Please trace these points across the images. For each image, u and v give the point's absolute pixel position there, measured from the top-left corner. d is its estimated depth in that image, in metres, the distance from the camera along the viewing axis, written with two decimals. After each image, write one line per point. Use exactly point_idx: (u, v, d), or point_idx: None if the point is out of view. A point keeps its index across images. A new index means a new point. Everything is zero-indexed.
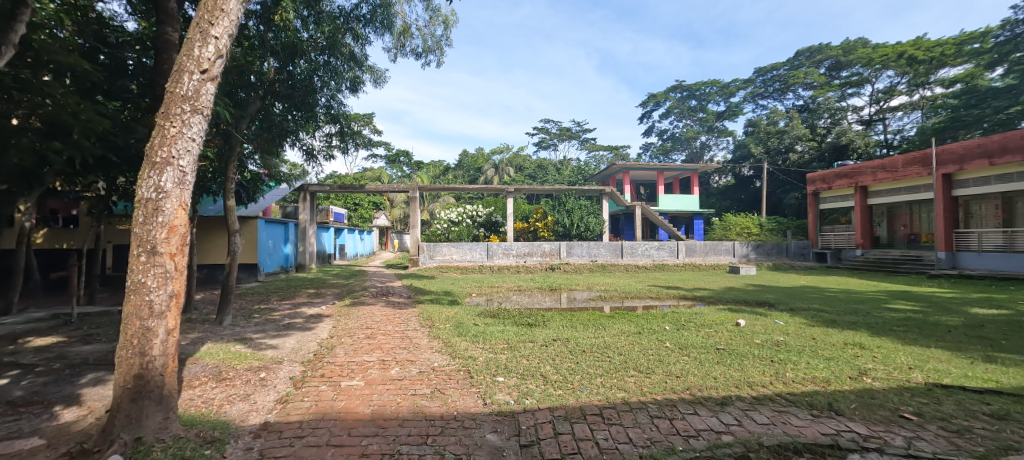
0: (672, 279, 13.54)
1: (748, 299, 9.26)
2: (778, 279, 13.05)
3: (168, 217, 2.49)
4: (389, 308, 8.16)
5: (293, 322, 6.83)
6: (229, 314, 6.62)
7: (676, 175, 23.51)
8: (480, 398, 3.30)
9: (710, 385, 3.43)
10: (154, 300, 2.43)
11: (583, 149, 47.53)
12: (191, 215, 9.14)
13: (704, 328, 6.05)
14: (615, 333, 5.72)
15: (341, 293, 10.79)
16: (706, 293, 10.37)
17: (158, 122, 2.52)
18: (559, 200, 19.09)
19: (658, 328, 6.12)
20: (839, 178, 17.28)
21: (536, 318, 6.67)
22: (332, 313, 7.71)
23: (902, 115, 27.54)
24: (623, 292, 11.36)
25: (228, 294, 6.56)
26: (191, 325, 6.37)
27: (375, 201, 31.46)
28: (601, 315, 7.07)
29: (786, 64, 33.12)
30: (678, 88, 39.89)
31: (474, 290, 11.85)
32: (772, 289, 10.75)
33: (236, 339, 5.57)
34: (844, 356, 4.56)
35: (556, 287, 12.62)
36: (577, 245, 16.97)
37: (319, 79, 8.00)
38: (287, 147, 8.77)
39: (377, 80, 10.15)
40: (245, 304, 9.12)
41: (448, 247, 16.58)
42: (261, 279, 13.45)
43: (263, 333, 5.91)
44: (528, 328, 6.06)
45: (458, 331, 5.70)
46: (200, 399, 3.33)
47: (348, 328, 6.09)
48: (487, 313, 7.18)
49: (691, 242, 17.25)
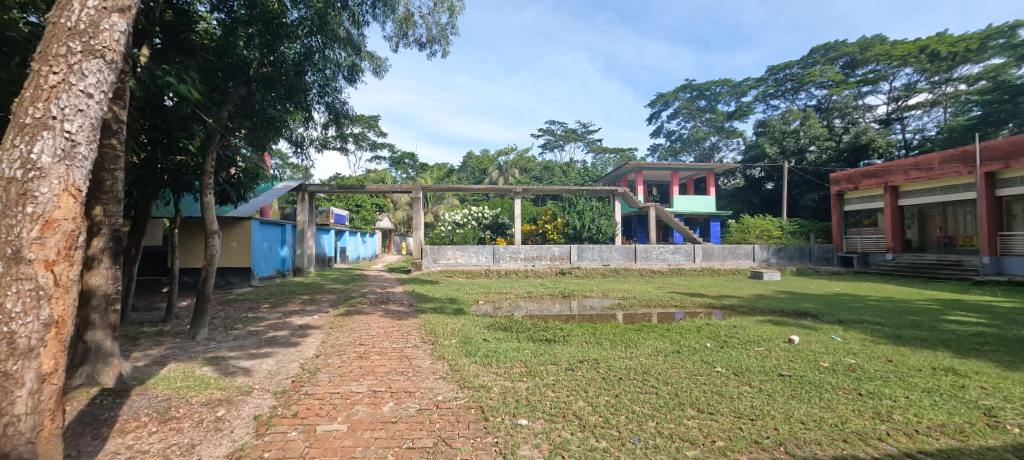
0: (693, 285, 12.64)
1: (785, 309, 8.35)
2: (809, 285, 12.10)
3: (43, 206, 1.66)
4: (388, 318, 7.34)
5: (278, 335, 6.02)
6: (206, 327, 5.82)
7: (690, 175, 22.55)
8: (499, 454, 2.45)
9: (808, 438, 2.59)
10: (15, 332, 1.60)
11: (589, 150, 46.69)
12: (178, 215, 8.41)
13: (752, 346, 5.20)
14: (650, 353, 4.90)
15: (337, 300, 9.99)
16: (736, 302, 9.47)
17: (31, 67, 1.72)
18: (569, 202, 18.22)
19: (698, 345, 5.29)
20: (867, 178, 16.37)
21: (555, 332, 5.82)
22: (325, 324, 6.89)
23: (922, 113, 26.47)
24: (642, 299, 10.50)
25: (205, 303, 5.77)
26: (160, 339, 5.57)
27: (377, 202, 30.83)
28: (630, 328, 6.23)
29: (800, 62, 32.07)
30: (687, 87, 39.03)
31: (480, 297, 11.02)
32: (807, 297, 9.82)
33: (207, 358, 4.76)
34: (946, 388, 3.69)
35: (569, 294, 11.78)
36: (588, 249, 16.11)
37: (312, 64, 7.23)
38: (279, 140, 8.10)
39: (377, 69, 9.39)
40: (232, 313, 8.34)
41: (453, 250, 15.78)
42: (255, 284, 12.71)
43: (240, 351, 5.10)
44: (547, 345, 5.21)
45: (465, 348, 4.86)
46: (127, 453, 2.49)
47: (339, 344, 5.25)
48: (498, 326, 6.35)
49: (709, 245, 16.33)
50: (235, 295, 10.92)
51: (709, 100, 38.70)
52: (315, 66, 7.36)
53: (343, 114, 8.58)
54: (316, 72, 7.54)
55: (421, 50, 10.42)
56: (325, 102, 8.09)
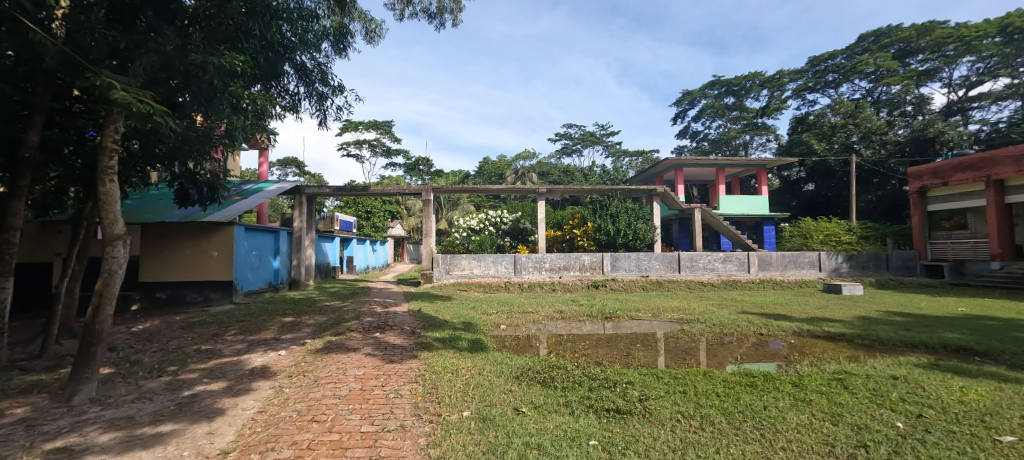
0: (762, 301, 10.28)
1: (926, 340, 5.99)
2: (916, 303, 9.61)
3: None
4: (377, 356, 5.32)
5: (205, 392, 4.02)
6: (94, 380, 3.93)
7: (735, 173, 20.13)
8: None
9: None
10: None
11: (609, 154, 44.38)
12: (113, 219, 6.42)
13: (1003, 440, 2.85)
14: (811, 447, 2.73)
15: (325, 324, 8.02)
16: (840, 327, 7.15)
17: None
18: (601, 203, 15.97)
19: (887, 428, 3.04)
20: (959, 171, 13.87)
21: (625, 393, 3.76)
22: (287, 367, 4.86)
23: (991, 103, 23.38)
24: (709, 320, 8.19)
25: (93, 345, 3.89)
26: (19, 405, 3.64)
27: (390, 209, 29.44)
28: (741, 383, 4.08)
29: (844, 51, 27.28)
30: (716, 83, 36.53)
31: (500, 319, 8.88)
32: (933, 321, 7.41)
33: (50, 452, 2.78)
34: None
35: (609, 313, 9.50)
36: (623, 257, 13.91)
37: (291, 26, 6.38)
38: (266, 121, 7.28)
39: (370, 33, 7.53)
40: (183, 345, 6.45)
41: (467, 259, 13.78)
42: (238, 300, 10.86)
43: (117, 432, 3.10)
44: (623, 425, 3.07)
45: (486, 440, 2.75)
46: None
47: (279, 421, 3.21)
48: (532, 379, 4.23)
49: (766, 253, 13.97)
50: (207, 316, 9.06)
51: (739, 97, 35.86)
52: (288, 21, 6.27)
53: (322, 83, 7.52)
54: (293, 31, 6.54)
55: (429, 20, 8.57)
56: (295, 64, 6.95)
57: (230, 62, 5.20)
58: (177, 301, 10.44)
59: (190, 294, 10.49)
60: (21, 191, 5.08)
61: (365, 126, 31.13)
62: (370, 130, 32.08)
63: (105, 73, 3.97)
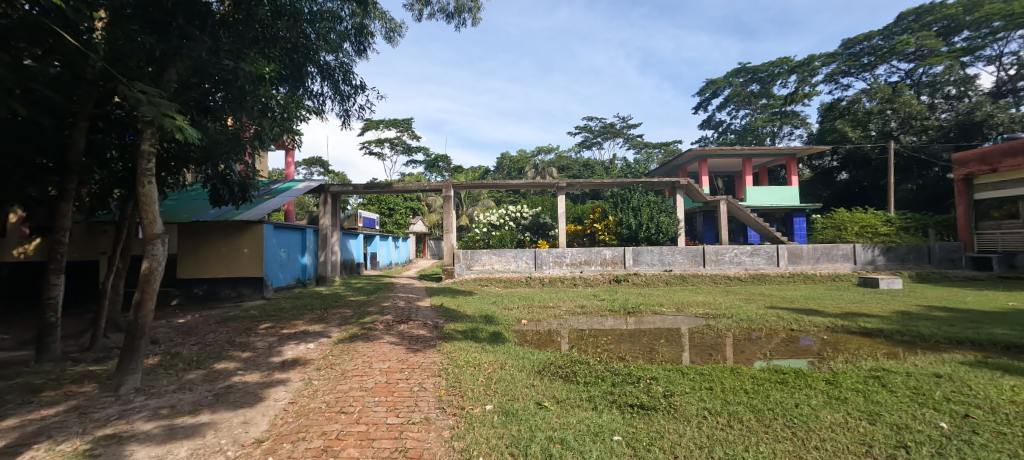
0: (793, 296, 9.92)
1: (972, 336, 5.72)
2: (961, 297, 9.08)
3: None
4: (400, 350, 5.40)
5: (240, 383, 4.18)
6: (139, 372, 4.16)
7: (764, 163, 19.47)
8: None
9: None
10: None
11: (630, 146, 43.71)
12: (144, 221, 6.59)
13: None
14: (847, 447, 2.63)
15: (350, 318, 8.22)
16: (878, 322, 6.84)
17: None
18: (623, 197, 15.74)
19: (929, 429, 2.89)
20: (1010, 157, 13.16)
21: (648, 387, 3.72)
22: (315, 360, 5.01)
23: None
24: (736, 315, 7.98)
25: (137, 338, 4.09)
26: (67, 396, 3.88)
27: (411, 206, 30.07)
28: (771, 379, 3.96)
29: (881, 31, 25.62)
30: (741, 71, 35.31)
31: (521, 314, 8.94)
32: (980, 316, 7.01)
33: (102, 436, 2.99)
34: None
35: (631, 308, 9.40)
36: (646, 251, 13.62)
37: (315, 27, 6.61)
38: (294, 122, 7.54)
39: (388, 33, 7.61)
40: (218, 338, 6.72)
41: (488, 255, 13.81)
42: (268, 296, 11.24)
43: (160, 421, 3.26)
44: (647, 421, 3.03)
45: (509, 436, 2.75)
46: None
47: (309, 412, 3.31)
48: (554, 374, 4.22)
49: (796, 246, 13.46)
50: (239, 310, 9.42)
51: (766, 84, 34.56)
52: (313, 24, 6.49)
53: (344, 83, 7.68)
54: (317, 32, 6.75)
55: (447, 19, 8.59)
56: (319, 64, 7.15)
57: (258, 67, 5.36)
58: (213, 297, 10.90)
59: (224, 290, 10.94)
60: (68, 194, 5.35)
61: (386, 124, 31.63)
62: (391, 129, 32.62)
63: (140, 84, 4.08)
